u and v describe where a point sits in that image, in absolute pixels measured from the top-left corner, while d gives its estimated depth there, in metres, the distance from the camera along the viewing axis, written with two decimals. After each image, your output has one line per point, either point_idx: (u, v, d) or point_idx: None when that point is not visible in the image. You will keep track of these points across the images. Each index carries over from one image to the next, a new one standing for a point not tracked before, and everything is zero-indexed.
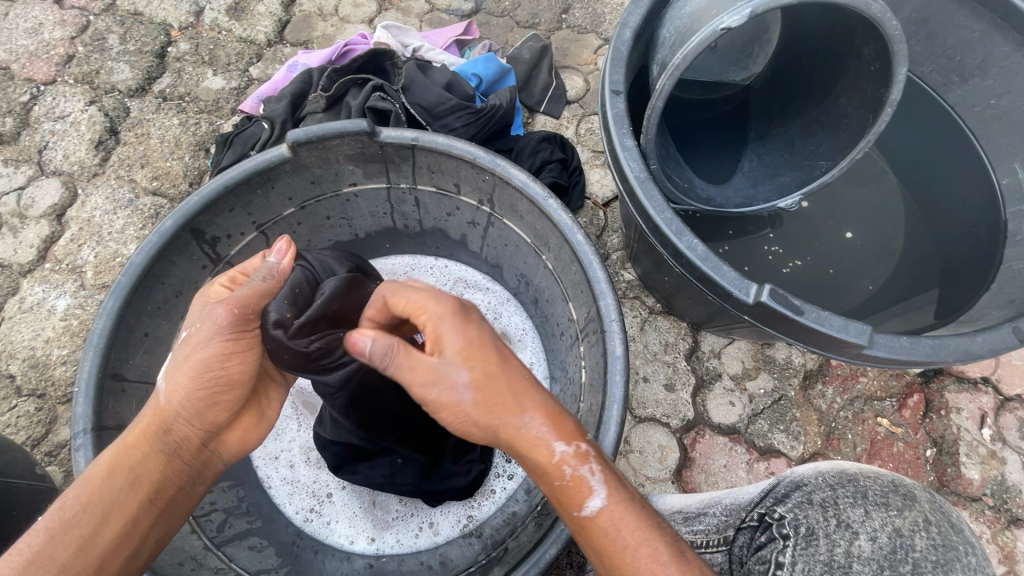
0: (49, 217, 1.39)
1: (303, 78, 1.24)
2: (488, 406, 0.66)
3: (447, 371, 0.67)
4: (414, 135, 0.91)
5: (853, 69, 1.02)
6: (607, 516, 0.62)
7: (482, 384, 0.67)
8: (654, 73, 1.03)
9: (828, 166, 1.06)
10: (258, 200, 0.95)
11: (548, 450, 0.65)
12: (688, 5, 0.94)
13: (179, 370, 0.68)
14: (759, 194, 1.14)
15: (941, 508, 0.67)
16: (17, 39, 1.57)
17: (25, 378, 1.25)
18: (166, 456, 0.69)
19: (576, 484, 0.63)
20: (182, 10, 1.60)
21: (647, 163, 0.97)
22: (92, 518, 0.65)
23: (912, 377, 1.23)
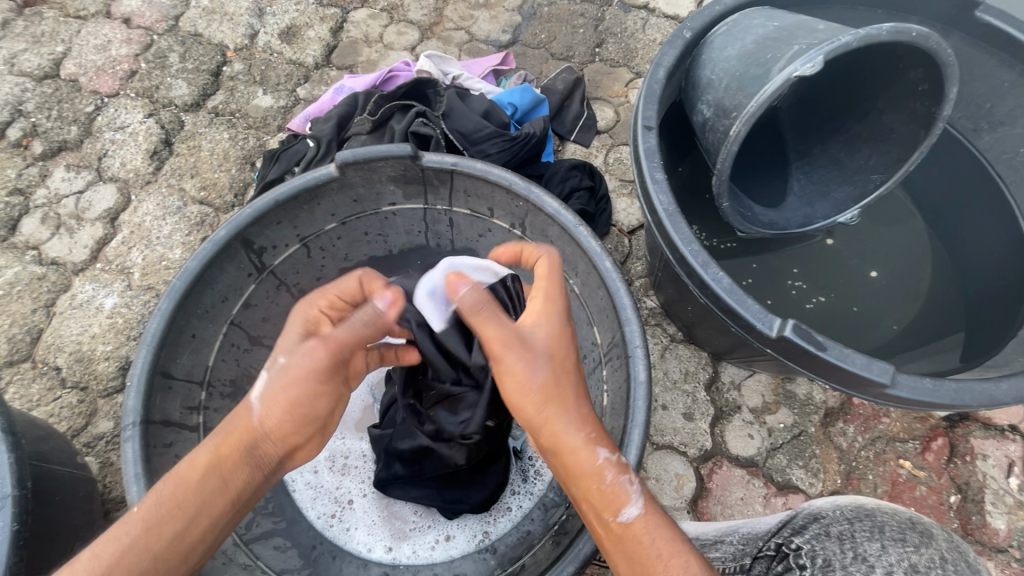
0: (104, 220, 1.48)
1: (350, 102, 1.32)
2: (554, 398, 0.70)
3: (534, 354, 0.71)
4: (454, 161, 0.97)
5: (896, 88, 1.06)
6: (642, 525, 0.66)
7: (555, 370, 0.71)
8: (699, 115, 1.08)
9: (882, 179, 1.12)
10: (304, 215, 1.01)
11: (594, 455, 0.68)
12: (730, 49, 1.01)
13: (278, 395, 0.73)
14: (820, 214, 1.17)
15: (959, 549, 0.67)
16: (87, 55, 1.69)
17: (71, 371, 1.32)
18: (250, 471, 0.73)
19: (616, 491, 0.67)
20: (238, 33, 1.71)
21: (721, 203, 1.01)
22: (181, 518, 0.68)
23: (937, 421, 1.22)
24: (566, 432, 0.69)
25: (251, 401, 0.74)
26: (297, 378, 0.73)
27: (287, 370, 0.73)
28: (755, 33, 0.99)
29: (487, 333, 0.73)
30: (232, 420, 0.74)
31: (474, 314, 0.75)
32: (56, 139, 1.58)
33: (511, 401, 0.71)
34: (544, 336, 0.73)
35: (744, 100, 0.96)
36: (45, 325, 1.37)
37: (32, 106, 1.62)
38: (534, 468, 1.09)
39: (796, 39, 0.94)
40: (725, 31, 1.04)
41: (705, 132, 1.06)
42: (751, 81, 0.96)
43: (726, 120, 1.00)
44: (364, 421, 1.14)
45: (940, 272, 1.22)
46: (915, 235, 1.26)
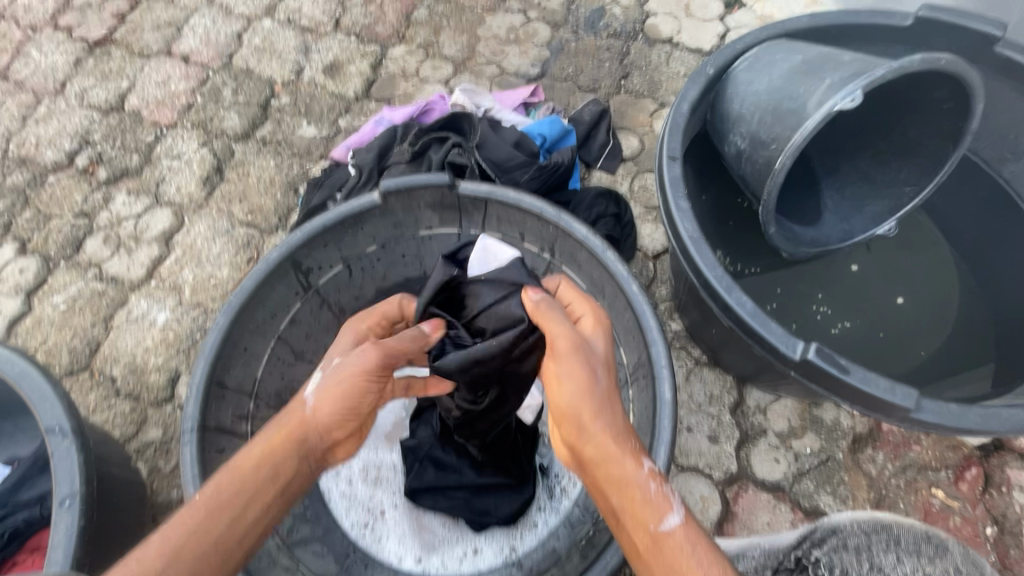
0: (159, 240, 1.59)
1: (389, 133, 1.41)
2: (607, 409, 0.75)
3: (593, 362, 0.77)
4: (489, 190, 1.04)
5: (923, 107, 1.11)
6: (682, 535, 0.68)
7: (609, 385, 0.77)
8: (732, 145, 1.13)
9: (915, 192, 1.16)
10: (348, 239, 1.08)
11: (639, 461, 0.72)
12: (757, 83, 1.07)
13: (329, 389, 0.80)
14: (857, 228, 1.20)
15: (966, 559, 0.72)
16: (149, 89, 1.84)
17: (125, 381, 1.41)
18: (301, 461, 0.78)
19: (660, 500, 0.69)
20: (286, 69, 1.84)
21: (767, 229, 1.06)
22: (239, 501, 0.72)
23: (971, 450, 1.20)
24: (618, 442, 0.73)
25: (306, 397, 0.81)
26: (347, 376, 0.81)
27: (340, 369, 0.82)
28: (781, 66, 1.05)
29: (551, 332, 0.78)
30: (286, 414, 0.80)
31: (542, 313, 0.80)
32: (119, 166, 1.71)
33: (565, 402, 0.75)
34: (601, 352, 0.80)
35: (783, 131, 1.03)
36: (103, 338, 1.47)
37: (98, 136, 1.76)
38: (560, 485, 1.11)
39: (825, 72, 1.00)
40: (748, 65, 1.11)
41: (742, 162, 1.12)
42: (787, 114, 1.02)
43: (763, 150, 1.06)
44: (394, 434, 1.18)
45: (968, 299, 1.22)
46: (940, 263, 1.27)
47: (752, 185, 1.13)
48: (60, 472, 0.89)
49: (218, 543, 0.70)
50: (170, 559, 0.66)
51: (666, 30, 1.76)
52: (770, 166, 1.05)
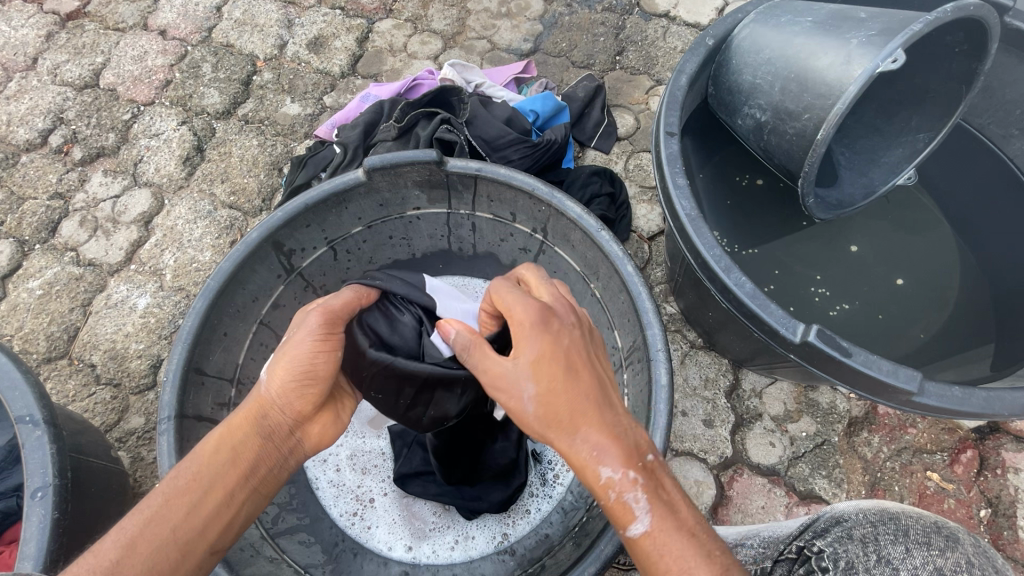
0: (138, 223, 1.54)
1: (375, 109, 1.36)
2: (549, 424, 0.66)
3: (517, 382, 0.68)
4: (478, 166, 0.99)
5: (933, 51, 1.08)
6: (652, 541, 0.63)
7: (546, 399, 0.66)
8: (748, 118, 1.11)
9: (930, 136, 1.14)
10: (332, 218, 1.04)
11: (597, 473, 0.65)
12: (767, 52, 1.04)
13: (279, 368, 0.74)
14: (878, 180, 1.16)
15: (984, 553, 0.67)
16: (125, 65, 1.76)
17: (105, 368, 1.36)
18: (263, 441, 0.73)
19: (624, 509, 0.64)
20: (269, 43, 1.76)
21: (806, 200, 1.04)
22: (195, 488, 0.68)
23: (966, 432, 1.19)
24: (569, 450, 0.65)
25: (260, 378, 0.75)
26: (293, 348, 0.75)
27: (287, 348, 0.75)
28: (792, 31, 1.03)
29: (477, 371, 0.71)
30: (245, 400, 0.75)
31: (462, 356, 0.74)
32: (95, 146, 1.64)
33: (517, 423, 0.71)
34: (524, 360, 0.68)
35: (812, 100, 0.99)
36: (82, 324, 1.42)
37: (73, 113, 1.69)
38: (553, 471, 1.09)
39: (846, 32, 0.98)
40: (752, 37, 1.07)
41: (766, 134, 1.09)
42: (813, 81, 0.99)
43: (793, 122, 1.03)
44: (379, 420, 1.16)
45: (968, 278, 1.20)
46: (941, 243, 1.24)
47: (782, 158, 1.10)
48: (32, 464, 0.85)
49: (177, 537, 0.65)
50: (121, 554, 0.62)
51: (662, 4, 1.70)
52: (804, 137, 1.02)
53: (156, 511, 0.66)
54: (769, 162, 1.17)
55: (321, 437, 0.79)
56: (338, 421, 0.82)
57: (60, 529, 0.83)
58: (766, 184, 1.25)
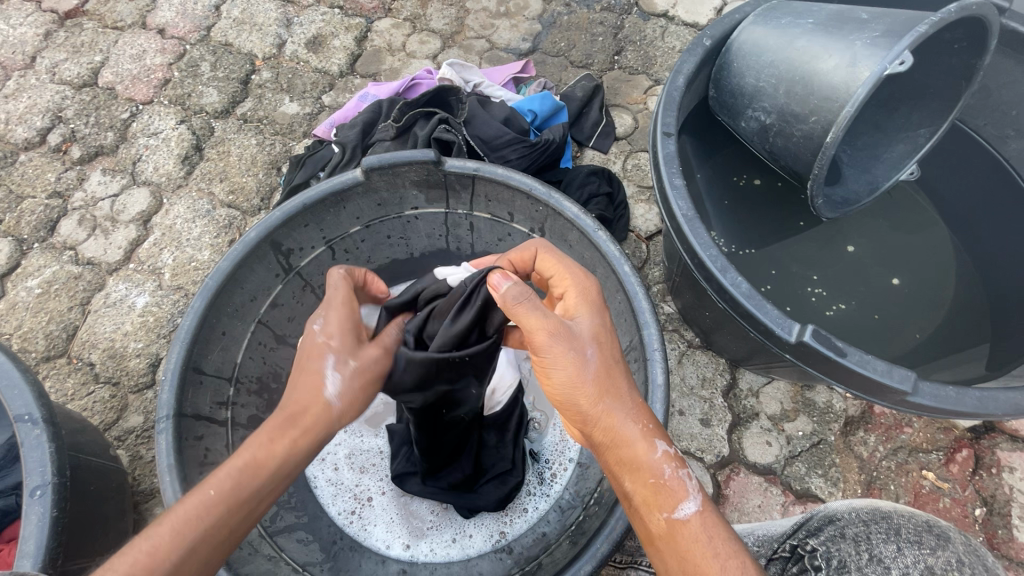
0: (137, 222, 1.54)
1: (374, 108, 1.36)
2: (605, 390, 0.71)
3: (579, 342, 0.72)
4: (475, 166, 0.99)
5: (933, 49, 1.09)
6: (699, 522, 0.65)
7: (604, 366, 0.72)
8: (752, 120, 1.12)
9: (930, 132, 1.15)
10: (330, 218, 1.04)
11: (648, 448, 0.69)
12: (769, 55, 1.05)
13: (353, 392, 0.75)
14: (881, 176, 1.16)
15: (977, 552, 0.67)
16: (124, 64, 1.76)
17: (103, 367, 1.37)
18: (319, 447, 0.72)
19: (675, 485, 0.66)
20: (267, 42, 1.76)
21: (815, 201, 1.05)
22: (254, 492, 0.66)
23: (962, 431, 1.20)
24: (622, 425, 0.70)
25: (329, 397, 0.72)
26: (367, 366, 0.78)
27: (358, 364, 0.77)
28: (794, 33, 1.03)
29: (531, 321, 0.72)
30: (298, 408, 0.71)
31: (514, 305, 0.73)
32: (94, 145, 1.64)
33: (561, 393, 0.72)
34: (589, 330, 0.74)
35: (818, 102, 1.00)
36: (81, 323, 1.42)
37: (71, 112, 1.69)
38: (550, 470, 1.10)
39: (848, 35, 0.98)
40: (753, 40, 1.07)
41: (771, 135, 1.10)
42: (818, 81, 1.00)
43: (800, 125, 1.04)
44: (377, 419, 1.16)
45: (965, 278, 1.20)
46: (937, 243, 1.24)
47: (788, 160, 1.12)
48: (31, 462, 0.85)
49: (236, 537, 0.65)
50: (185, 556, 0.60)
51: (661, 4, 1.70)
52: (811, 140, 1.03)
53: (216, 515, 0.63)
54: (776, 164, 1.17)
55: None
56: None
57: (59, 527, 0.84)
58: (764, 184, 1.26)
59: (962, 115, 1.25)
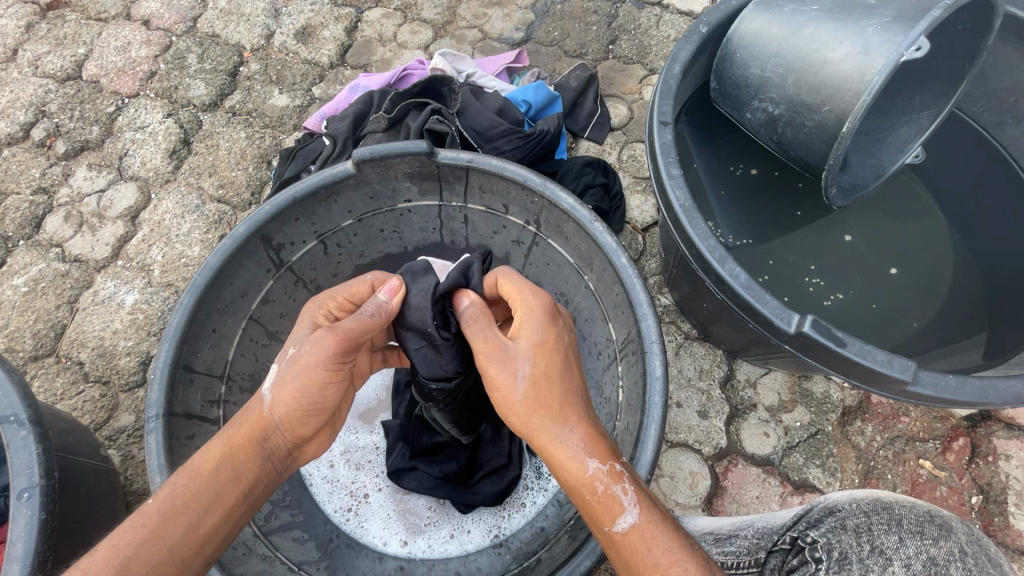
0: (125, 218, 1.51)
1: (365, 100, 1.34)
2: (539, 407, 0.72)
3: (513, 361, 0.75)
4: (469, 157, 0.97)
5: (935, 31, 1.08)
6: (638, 534, 0.64)
7: (538, 381, 0.73)
8: (760, 112, 1.10)
9: (932, 114, 1.15)
10: (321, 212, 1.02)
11: (582, 465, 0.68)
12: (776, 46, 1.03)
13: (288, 384, 0.74)
14: (886, 160, 1.16)
15: (978, 542, 0.67)
16: (108, 56, 1.72)
17: (93, 365, 1.34)
18: (263, 461, 0.74)
19: (612, 500, 0.66)
20: (255, 33, 1.73)
21: (830, 191, 1.04)
22: (194, 508, 0.68)
23: (958, 420, 1.20)
24: (556, 439, 0.70)
25: (263, 395, 0.76)
26: (307, 368, 0.75)
27: (298, 360, 0.76)
28: (800, 23, 1.02)
29: (477, 341, 0.78)
30: (242, 416, 0.76)
31: (465, 325, 0.80)
32: (79, 139, 1.61)
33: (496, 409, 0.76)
34: (527, 343, 0.76)
35: (830, 92, 0.98)
36: (69, 321, 1.40)
37: (55, 106, 1.65)
38: (548, 465, 1.09)
39: (859, 20, 0.97)
40: (757, 31, 1.06)
41: (781, 127, 1.09)
42: (829, 69, 0.98)
43: (812, 115, 1.02)
44: (372, 415, 1.16)
45: (962, 268, 1.19)
46: (936, 231, 1.23)
47: (799, 150, 1.09)
48: (18, 464, 0.84)
49: (174, 554, 0.65)
50: (116, 575, 0.61)
51: None
52: (824, 130, 1.01)
53: (152, 532, 0.65)
54: (782, 155, 1.16)
55: (313, 451, 0.82)
56: (332, 434, 0.85)
57: (48, 530, 0.82)
58: (760, 175, 1.25)
59: (960, 102, 1.25)
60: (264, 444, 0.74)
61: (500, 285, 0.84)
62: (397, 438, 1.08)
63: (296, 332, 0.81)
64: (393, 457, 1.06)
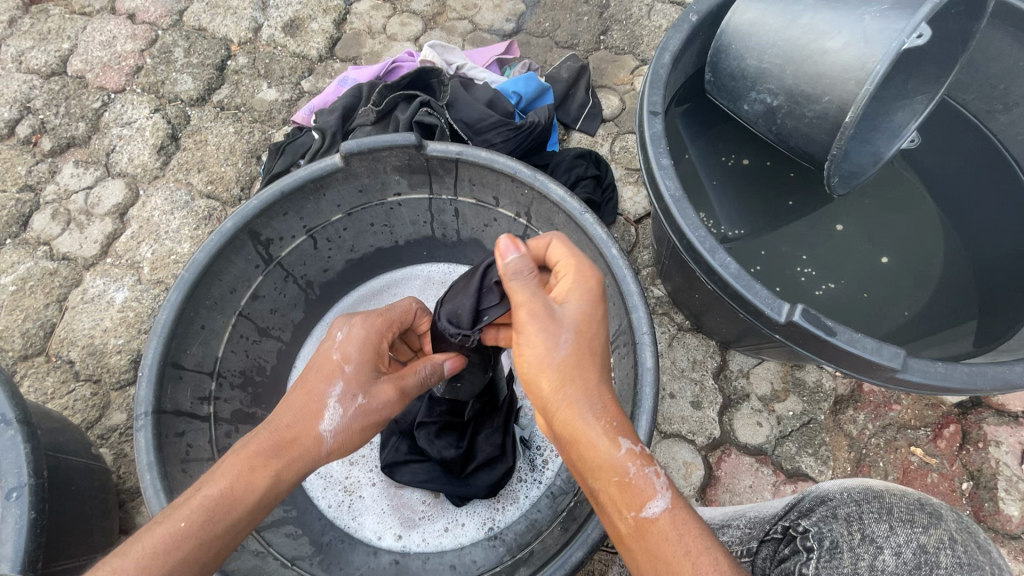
0: (113, 215, 1.49)
1: (354, 93, 1.33)
2: (573, 377, 0.68)
3: (558, 327, 0.69)
4: (458, 149, 0.97)
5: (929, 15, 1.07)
6: (667, 522, 0.62)
7: (577, 352, 0.69)
8: (758, 104, 1.10)
9: (926, 98, 1.15)
10: (309, 206, 1.01)
11: (615, 445, 0.65)
12: (772, 38, 1.03)
13: (353, 429, 0.77)
14: (883, 145, 1.15)
15: (968, 530, 0.68)
16: (93, 51, 1.69)
17: (84, 364, 1.33)
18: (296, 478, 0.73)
19: (642, 483, 0.64)
20: (242, 26, 1.71)
21: (830, 180, 1.03)
22: (223, 517, 0.66)
23: (949, 407, 1.21)
24: (586, 419, 0.66)
25: (323, 433, 0.75)
26: (372, 413, 0.78)
27: (367, 410, 0.77)
28: (795, 14, 1.02)
29: (520, 297, 0.71)
30: (291, 442, 0.73)
31: (511, 278, 0.71)
32: (65, 136, 1.59)
33: (529, 372, 0.70)
34: (574, 309, 0.70)
35: (829, 81, 0.98)
36: (58, 320, 1.39)
37: (40, 103, 1.63)
38: (542, 457, 1.10)
39: (857, 8, 0.97)
40: (751, 22, 1.05)
41: (779, 118, 1.08)
42: (828, 58, 0.98)
43: (812, 105, 1.01)
44: None
45: (954, 255, 1.19)
46: (927, 219, 1.23)
47: (798, 141, 1.09)
48: (5, 464, 0.83)
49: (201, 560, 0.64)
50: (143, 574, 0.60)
51: None
52: (824, 120, 1.01)
53: (179, 537, 0.63)
54: (778, 145, 1.16)
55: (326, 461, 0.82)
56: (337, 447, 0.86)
57: (37, 529, 0.82)
58: (751, 166, 1.25)
59: (951, 90, 1.25)
60: (305, 474, 0.74)
61: (551, 250, 0.75)
62: (394, 430, 1.07)
63: (362, 370, 0.79)
64: (389, 449, 1.06)
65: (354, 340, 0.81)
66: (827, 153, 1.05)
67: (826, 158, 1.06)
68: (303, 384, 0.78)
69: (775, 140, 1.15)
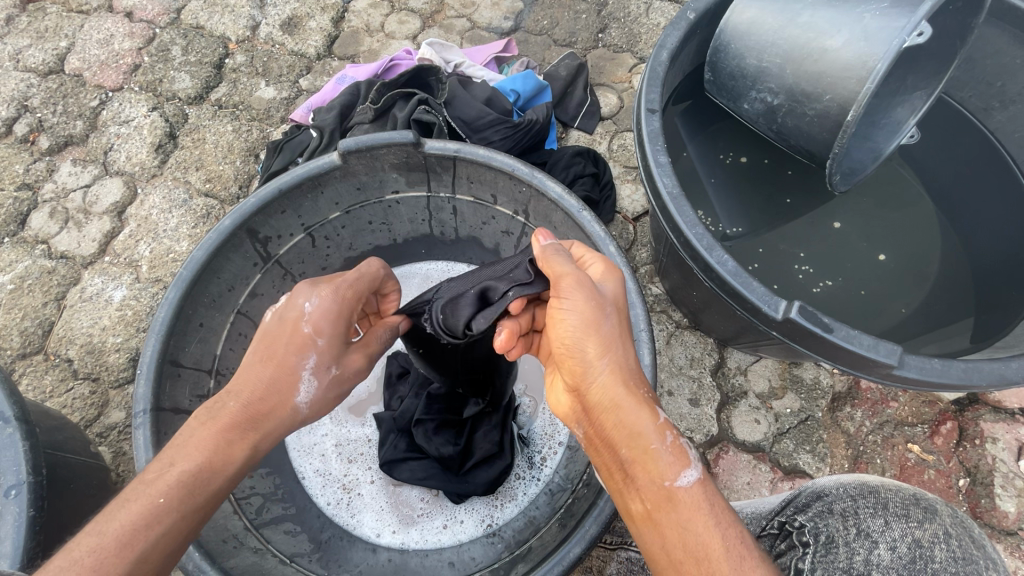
0: (112, 213, 1.49)
1: (352, 91, 1.33)
2: (614, 349, 0.70)
3: (604, 300, 0.72)
4: (456, 147, 0.97)
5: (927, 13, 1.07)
6: (698, 493, 0.64)
7: (620, 326, 0.72)
8: (758, 102, 1.10)
9: (924, 95, 1.16)
10: (307, 204, 1.01)
11: (654, 415, 0.68)
12: (771, 37, 1.03)
13: (324, 398, 0.81)
14: (882, 142, 1.15)
15: (961, 523, 0.68)
16: (91, 49, 1.69)
17: (82, 363, 1.33)
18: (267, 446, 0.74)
19: (678, 455, 0.65)
20: (240, 24, 1.70)
21: (832, 178, 1.04)
22: (201, 486, 0.67)
23: (946, 404, 1.21)
24: (627, 389, 0.69)
25: (296, 403, 0.77)
26: (342, 380, 0.83)
27: (336, 380, 0.81)
28: (793, 13, 1.03)
29: (560, 268, 0.73)
30: (261, 413, 0.74)
31: (550, 255, 0.75)
32: (63, 134, 1.58)
33: (571, 339, 0.71)
34: (612, 290, 0.75)
35: (830, 80, 0.98)
36: (57, 318, 1.39)
37: (37, 101, 1.62)
38: (540, 454, 1.10)
39: (855, 6, 0.97)
40: (750, 21, 1.05)
41: (779, 116, 1.08)
42: (827, 56, 0.98)
43: (812, 104, 1.02)
44: (363, 408, 1.15)
45: (951, 252, 1.19)
46: (924, 217, 1.23)
47: (799, 139, 1.09)
48: (4, 461, 0.83)
49: (181, 528, 0.64)
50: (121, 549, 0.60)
51: None
52: (824, 119, 1.01)
53: (158, 511, 0.63)
54: (777, 142, 1.16)
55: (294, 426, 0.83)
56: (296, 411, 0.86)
57: (37, 526, 0.82)
58: (748, 164, 1.25)
59: (948, 88, 1.25)
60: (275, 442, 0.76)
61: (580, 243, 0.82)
62: (393, 427, 1.07)
63: (331, 346, 0.79)
64: (388, 445, 1.06)
65: (327, 315, 0.79)
66: (829, 151, 1.05)
67: (828, 156, 1.06)
68: (269, 356, 0.76)
69: (774, 138, 1.15)
